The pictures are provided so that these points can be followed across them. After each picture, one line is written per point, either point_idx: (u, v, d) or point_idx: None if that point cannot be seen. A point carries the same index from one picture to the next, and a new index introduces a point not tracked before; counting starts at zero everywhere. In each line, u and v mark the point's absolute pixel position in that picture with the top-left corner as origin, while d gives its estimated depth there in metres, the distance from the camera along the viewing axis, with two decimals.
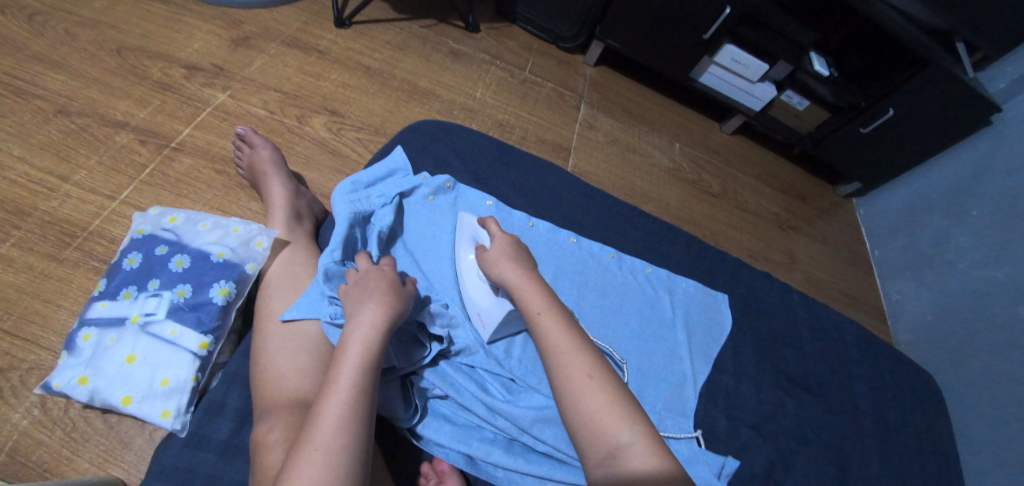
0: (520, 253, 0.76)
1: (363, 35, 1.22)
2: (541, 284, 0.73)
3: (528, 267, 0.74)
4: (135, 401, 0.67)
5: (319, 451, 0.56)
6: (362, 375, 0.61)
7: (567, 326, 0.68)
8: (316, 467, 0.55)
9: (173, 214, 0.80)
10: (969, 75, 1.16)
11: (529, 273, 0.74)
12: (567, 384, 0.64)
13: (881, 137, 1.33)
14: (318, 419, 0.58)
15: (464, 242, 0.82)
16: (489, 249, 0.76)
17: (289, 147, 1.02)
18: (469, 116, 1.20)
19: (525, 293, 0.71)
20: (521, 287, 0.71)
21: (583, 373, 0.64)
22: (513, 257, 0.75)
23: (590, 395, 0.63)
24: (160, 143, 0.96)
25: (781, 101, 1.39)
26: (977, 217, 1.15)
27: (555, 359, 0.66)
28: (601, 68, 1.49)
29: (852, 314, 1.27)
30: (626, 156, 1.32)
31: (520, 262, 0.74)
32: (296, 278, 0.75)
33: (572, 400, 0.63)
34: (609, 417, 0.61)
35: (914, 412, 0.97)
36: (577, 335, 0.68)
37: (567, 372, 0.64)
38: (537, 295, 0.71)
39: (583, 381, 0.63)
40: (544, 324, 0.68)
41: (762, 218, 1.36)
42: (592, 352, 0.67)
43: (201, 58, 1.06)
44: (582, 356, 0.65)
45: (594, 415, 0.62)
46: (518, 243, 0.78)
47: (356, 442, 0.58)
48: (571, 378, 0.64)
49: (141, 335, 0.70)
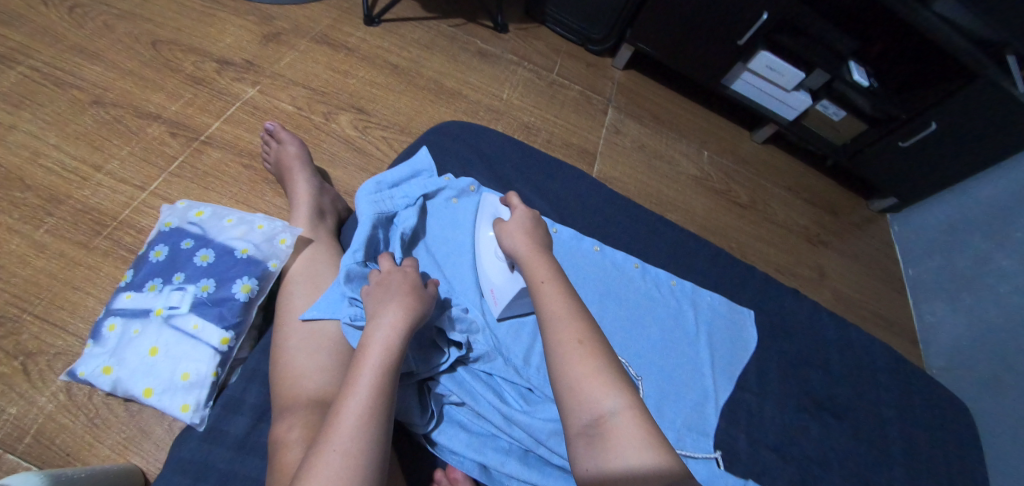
0: (537, 229, 0.77)
1: (392, 33, 1.22)
2: (550, 258, 0.73)
3: (540, 243, 0.75)
4: (155, 394, 0.68)
5: (336, 452, 0.56)
6: (381, 377, 0.61)
7: (569, 297, 0.68)
8: (332, 469, 0.55)
9: (200, 208, 0.81)
10: (1021, 90, 1.10)
11: (540, 248, 0.74)
12: (557, 348, 0.64)
13: (920, 151, 1.28)
14: (336, 420, 0.58)
15: (483, 220, 0.83)
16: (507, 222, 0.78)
17: (316, 144, 1.02)
18: (495, 117, 1.19)
19: (531, 263, 0.72)
20: (529, 257, 0.73)
21: (575, 340, 0.63)
22: (527, 231, 0.76)
23: (578, 360, 0.62)
24: (190, 136, 0.97)
25: (816, 111, 1.35)
26: (1020, 239, 1.09)
27: (550, 324, 0.66)
28: (630, 72, 1.46)
29: (882, 334, 1.23)
30: (653, 163, 1.30)
31: (533, 237, 0.76)
32: (318, 277, 0.75)
33: (559, 362, 0.63)
34: (595, 383, 0.60)
35: (945, 442, 0.93)
36: (577, 305, 0.67)
37: (558, 337, 0.64)
38: (543, 267, 0.71)
39: (573, 347, 0.63)
40: (546, 293, 0.68)
41: (791, 231, 1.32)
42: (590, 323, 0.66)
43: (233, 53, 1.07)
44: (578, 324, 0.65)
45: (579, 379, 0.61)
46: (538, 219, 0.79)
47: (374, 444, 0.57)
48: (562, 343, 0.63)
49: (165, 328, 0.70)
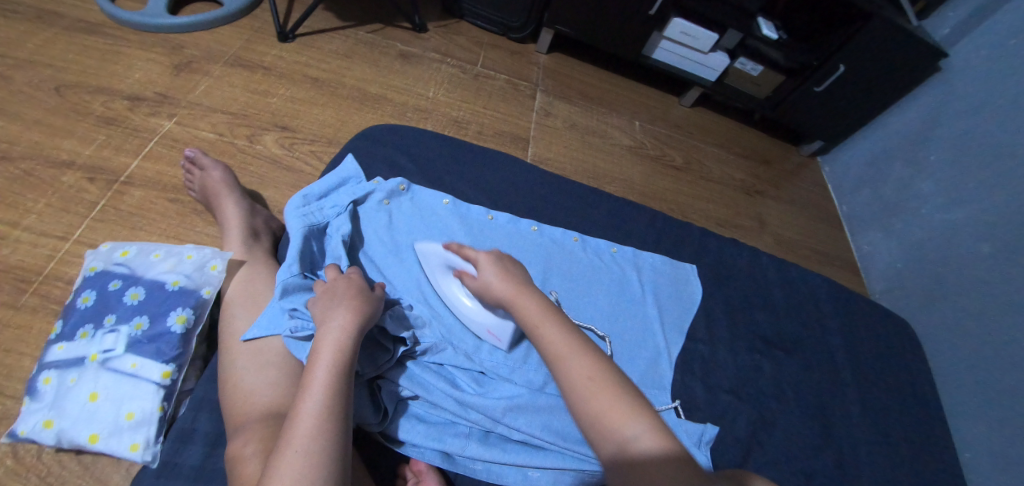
0: (511, 267, 0.74)
1: (309, 46, 1.21)
2: (536, 293, 0.71)
3: (521, 280, 0.72)
4: (102, 438, 0.66)
5: (298, 453, 0.56)
6: (336, 377, 0.61)
7: (569, 333, 0.67)
8: (296, 471, 0.55)
9: (125, 248, 0.79)
10: (915, 25, 1.20)
11: (523, 285, 0.71)
12: (570, 388, 0.64)
13: (836, 93, 1.34)
14: (294, 425, 0.58)
15: (437, 269, 0.80)
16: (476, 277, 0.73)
17: (243, 168, 1.01)
18: (423, 116, 1.20)
19: (518, 305, 0.69)
20: (513, 298, 0.70)
21: (585, 377, 0.63)
22: (504, 274, 0.72)
23: (595, 397, 0.62)
24: (110, 178, 0.94)
25: (735, 69, 1.40)
26: (935, 164, 1.18)
27: (557, 365, 0.65)
28: (554, 54, 1.49)
29: (824, 270, 1.29)
30: (587, 140, 1.33)
31: (512, 277, 0.72)
32: (257, 296, 0.75)
33: (578, 403, 0.63)
34: (614, 414, 0.61)
35: (888, 359, 0.99)
36: (579, 339, 0.67)
37: (569, 376, 0.64)
38: (531, 302, 0.70)
39: (587, 384, 0.63)
40: (542, 333, 0.67)
41: (728, 186, 1.37)
42: (597, 354, 0.66)
43: (143, 88, 1.05)
44: (584, 359, 0.65)
45: (601, 415, 0.61)
46: (504, 256, 0.75)
47: (334, 441, 0.58)
48: (574, 384, 0.63)
49: (102, 372, 0.68)
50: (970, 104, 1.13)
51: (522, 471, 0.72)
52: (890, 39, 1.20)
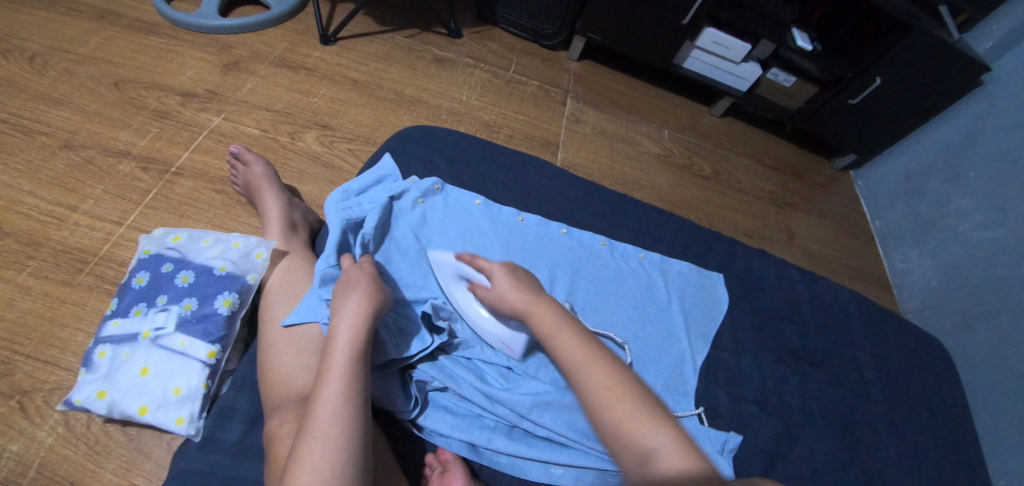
0: (524, 279, 0.76)
1: (349, 49, 1.26)
2: (551, 304, 0.73)
3: (535, 290, 0.74)
4: (151, 410, 0.70)
5: (319, 437, 0.59)
6: (353, 366, 0.64)
7: (587, 344, 0.69)
8: (318, 456, 0.58)
9: (176, 233, 0.84)
10: (955, 39, 1.18)
11: (537, 296, 0.74)
12: (590, 399, 0.65)
13: (870, 106, 1.33)
14: (316, 412, 0.61)
15: (449, 282, 0.81)
16: (490, 289, 0.75)
17: (284, 163, 1.05)
18: (456, 119, 1.23)
19: (534, 317, 0.71)
20: (530, 309, 0.72)
21: (603, 387, 0.65)
22: (517, 284, 0.74)
23: (615, 408, 0.64)
24: (162, 168, 1.00)
25: (768, 80, 1.40)
26: (975, 182, 1.16)
27: (575, 375, 0.67)
28: (585, 62, 1.51)
29: (853, 284, 1.27)
30: (616, 147, 1.34)
31: (525, 288, 0.74)
32: (298, 284, 0.79)
33: (597, 414, 0.65)
34: (635, 424, 0.63)
35: (918, 376, 0.98)
36: (597, 350, 0.69)
37: (588, 386, 0.66)
38: (550, 314, 0.72)
39: (608, 394, 0.65)
40: (561, 344, 0.69)
41: (756, 196, 1.37)
42: (612, 363, 0.68)
43: (194, 85, 1.11)
44: (602, 369, 0.67)
45: (622, 425, 0.63)
46: (513, 268, 0.77)
47: (354, 426, 0.61)
48: (593, 394, 0.65)
49: (153, 348, 0.73)
50: (1011, 123, 1.12)
51: (545, 467, 0.74)
52: (927, 52, 1.19)
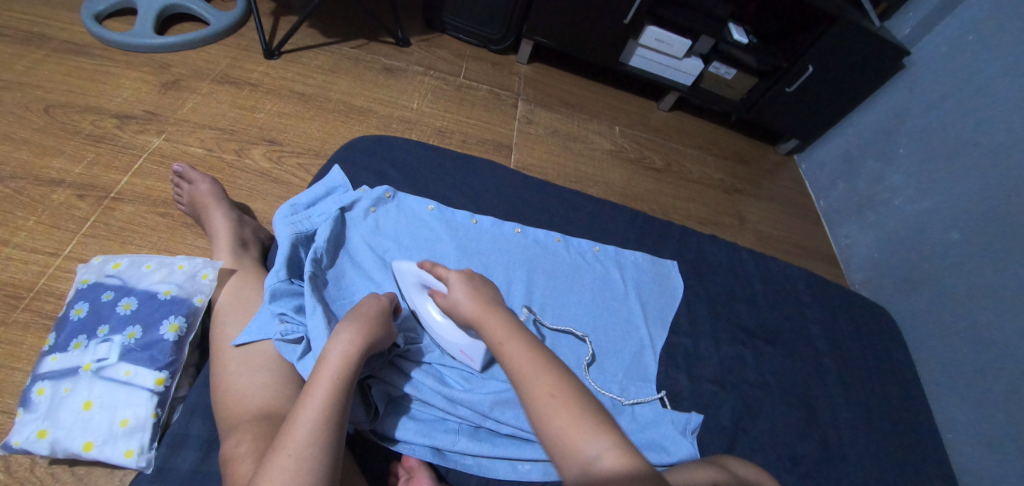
0: (481, 286, 0.73)
1: (294, 63, 1.24)
2: (503, 313, 0.70)
3: (489, 299, 0.71)
4: (97, 446, 0.67)
5: (292, 457, 0.58)
6: (338, 389, 0.63)
7: (533, 352, 0.65)
8: (287, 475, 0.57)
9: (117, 260, 0.79)
10: (877, 25, 1.25)
11: (490, 305, 0.71)
12: (533, 409, 0.61)
13: (806, 93, 1.39)
14: (292, 429, 0.60)
15: (412, 289, 0.79)
16: (447, 296, 0.73)
17: (231, 181, 1.02)
18: (408, 127, 1.22)
19: (485, 326, 0.68)
20: (481, 317, 0.69)
21: (545, 395, 0.61)
22: (472, 293, 0.71)
23: (556, 417, 0.60)
24: (99, 194, 0.95)
25: (710, 73, 1.44)
26: (904, 159, 1.23)
27: (521, 384, 0.63)
28: (534, 64, 1.52)
29: (804, 263, 1.32)
30: (569, 145, 1.36)
31: (479, 298, 0.71)
32: (248, 302, 0.77)
33: (540, 424, 0.61)
34: (574, 433, 0.59)
35: (867, 347, 1.02)
36: (541, 354, 0.65)
37: (530, 396, 0.62)
38: (497, 322, 0.68)
39: (549, 403, 0.61)
40: (507, 352, 0.65)
41: (707, 185, 1.41)
42: (559, 370, 0.64)
43: (131, 106, 1.07)
44: (546, 375, 0.63)
45: (564, 436, 0.59)
46: (472, 276, 0.74)
47: (328, 450, 0.60)
48: (534, 402, 0.61)
49: (96, 381, 0.69)
50: (933, 101, 1.18)
51: (511, 464, 0.75)
52: (855, 39, 1.25)
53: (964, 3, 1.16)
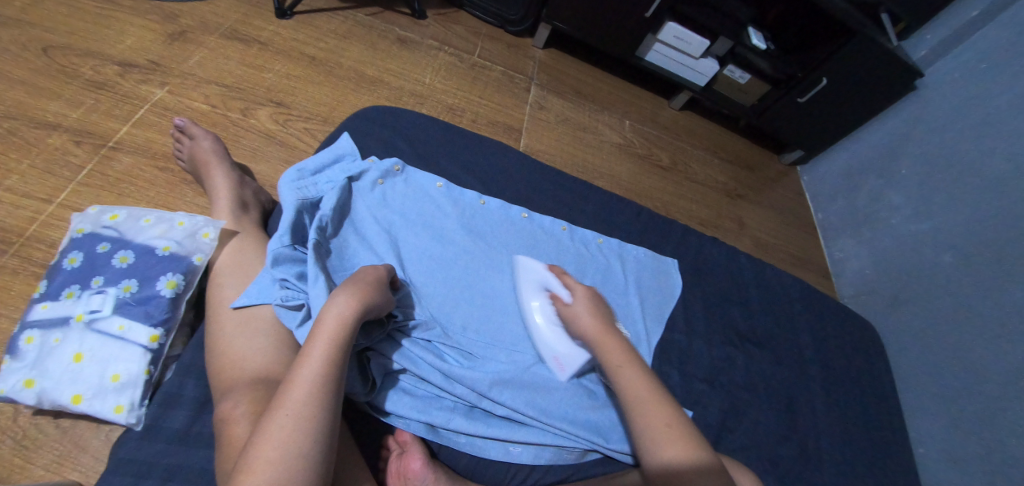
0: (600, 305, 0.79)
1: (307, 24, 1.20)
2: (619, 336, 0.76)
3: (607, 320, 0.77)
4: (86, 399, 0.65)
5: (289, 416, 0.58)
6: (333, 352, 0.63)
7: (648, 382, 0.71)
8: (285, 433, 0.57)
9: (114, 211, 0.77)
10: (894, 44, 1.23)
11: (607, 326, 0.77)
12: (644, 433, 0.68)
13: (817, 105, 1.39)
14: (290, 390, 0.60)
15: (528, 288, 0.84)
16: (570, 305, 0.79)
17: (235, 140, 0.99)
18: (418, 101, 1.20)
19: (604, 346, 0.74)
20: (599, 336, 0.75)
21: (662, 424, 0.68)
22: (593, 311, 0.77)
23: (671, 445, 0.67)
24: (97, 142, 0.92)
25: (724, 76, 1.43)
26: (906, 177, 1.24)
27: (635, 410, 0.69)
28: (550, 50, 1.50)
29: (798, 272, 1.33)
30: (578, 135, 1.35)
31: (600, 316, 0.77)
32: (248, 265, 0.75)
33: (650, 448, 0.67)
34: (684, 466, 0.65)
35: (855, 360, 1.04)
36: (655, 385, 0.71)
37: (644, 422, 0.68)
38: (616, 346, 0.74)
39: (663, 431, 0.67)
40: (624, 376, 0.72)
41: (710, 188, 1.41)
42: (668, 403, 0.70)
43: (135, 54, 1.03)
44: (660, 407, 0.69)
45: (676, 464, 0.66)
46: (594, 294, 0.80)
47: (325, 411, 0.60)
48: (648, 428, 0.68)
49: (88, 333, 0.67)
50: (940, 124, 1.19)
51: (504, 446, 0.75)
52: (872, 55, 1.24)
53: (983, 30, 1.16)
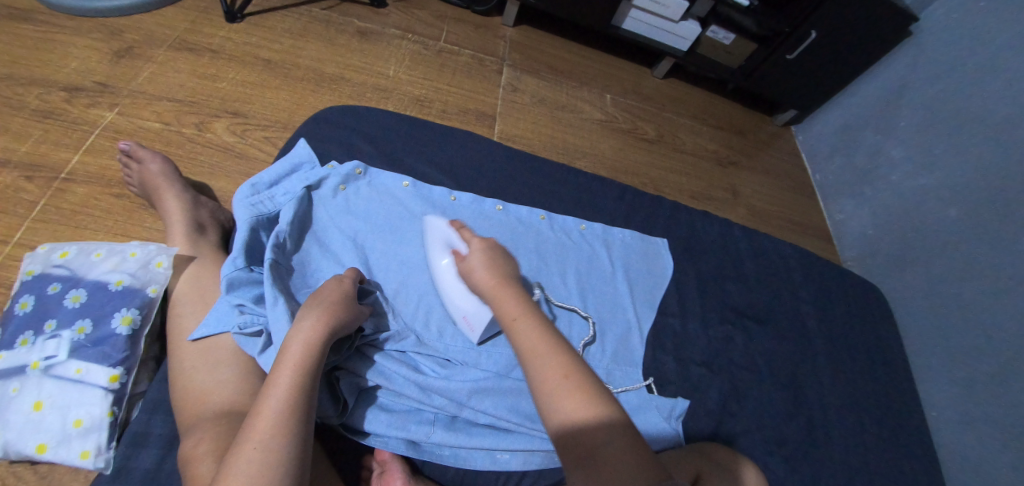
0: (498, 258, 0.74)
1: (260, 26, 1.15)
2: (516, 290, 0.71)
3: (504, 273, 0.72)
4: (51, 448, 0.63)
5: (257, 450, 0.55)
6: (302, 378, 0.59)
7: (542, 331, 0.67)
8: (252, 469, 0.54)
9: (63, 248, 0.74)
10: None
11: (504, 280, 0.72)
12: (541, 389, 0.63)
13: (808, 60, 1.31)
14: (255, 421, 0.56)
15: (435, 247, 0.79)
16: (467, 259, 0.74)
17: (192, 158, 0.95)
18: (384, 96, 1.15)
19: (499, 300, 0.69)
20: (497, 291, 0.70)
21: (558, 375, 0.63)
22: (490, 264, 0.73)
23: (565, 398, 0.61)
24: (49, 175, 0.88)
25: (707, 38, 1.36)
26: (905, 131, 1.18)
27: (531, 364, 0.64)
28: (521, 27, 1.43)
29: (797, 239, 1.28)
30: (556, 115, 1.29)
31: (497, 269, 0.73)
32: (207, 291, 0.72)
33: (544, 399, 0.62)
34: (580, 415, 0.61)
35: (859, 327, 1.00)
36: (552, 337, 0.66)
37: (538, 377, 0.63)
38: (512, 299, 0.69)
39: (556, 383, 0.62)
40: (520, 330, 0.67)
41: (700, 157, 1.35)
42: (565, 353, 0.65)
43: (82, 77, 0.99)
44: (557, 359, 0.64)
45: (570, 411, 0.61)
46: (494, 246, 0.76)
47: (296, 441, 0.56)
48: (544, 381, 0.63)
49: (46, 380, 0.65)
50: (937, 72, 1.12)
51: (490, 454, 0.72)
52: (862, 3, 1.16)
53: None
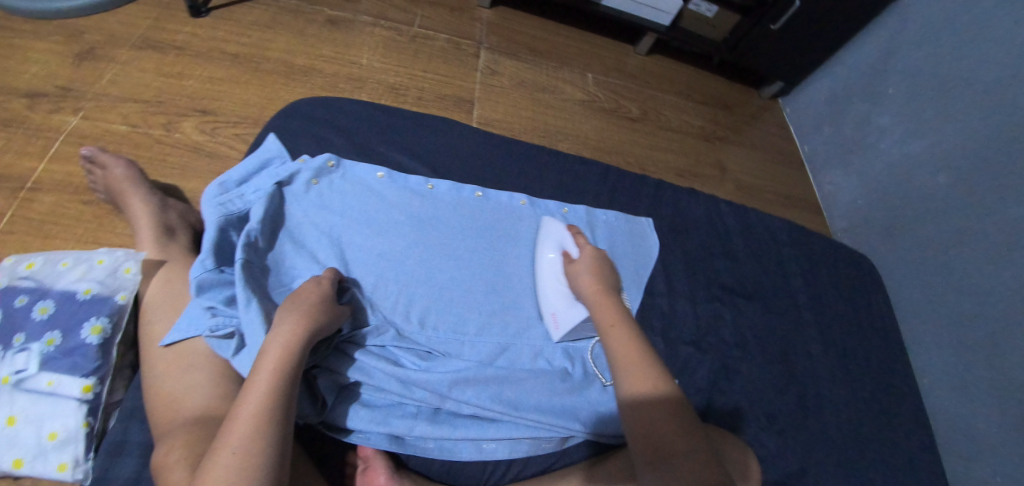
0: (604, 269, 0.78)
1: (225, 19, 1.12)
2: (617, 300, 0.74)
3: (607, 282, 0.76)
4: (27, 462, 0.62)
5: (234, 455, 0.53)
6: (281, 381, 0.58)
7: (635, 341, 0.68)
8: (228, 475, 0.52)
9: (29, 259, 0.72)
10: None
11: (606, 289, 0.75)
12: (627, 394, 0.65)
13: (793, 30, 1.28)
14: (232, 427, 0.55)
15: (546, 246, 0.84)
16: (575, 262, 0.79)
17: (161, 160, 0.93)
18: (357, 86, 1.12)
19: (598, 306, 0.73)
20: (597, 299, 0.74)
21: (647, 384, 0.64)
22: (595, 272, 0.77)
23: (651, 404, 0.63)
24: (14, 185, 0.86)
25: (690, 11, 1.35)
26: (892, 97, 1.15)
27: (621, 369, 0.67)
28: (497, 8, 1.39)
29: (786, 213, 1.27)
30: (537, 97, 1.27)
31: (601, 277, 0.76)
32: (179, 295, 0.71)
33: (629, 402, 0.64)
34: (662, 423, 0.62)
35: (849, 298, 0.99)
36: (646, 348, 0.68)
37: (626, 382, 0.65)
38: (611, 308, 0.72)
39: (644, 388, 0.64)
40: (613, 335, 0.69)
41: (685, 134, 1.33)
42: (655, 364, 0.67)
43: (43, 82, 0.96)
44: (646, 369, 0.66)
45: (654, 416, 0.62)
46: (603, 257, 0.80)
47: (273, 445, 0.55)
48: (632, 388, 0.65)
49: (16, 394, 0.63)
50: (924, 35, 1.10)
51: (476, 444, 0.71)
52: None
53: None
